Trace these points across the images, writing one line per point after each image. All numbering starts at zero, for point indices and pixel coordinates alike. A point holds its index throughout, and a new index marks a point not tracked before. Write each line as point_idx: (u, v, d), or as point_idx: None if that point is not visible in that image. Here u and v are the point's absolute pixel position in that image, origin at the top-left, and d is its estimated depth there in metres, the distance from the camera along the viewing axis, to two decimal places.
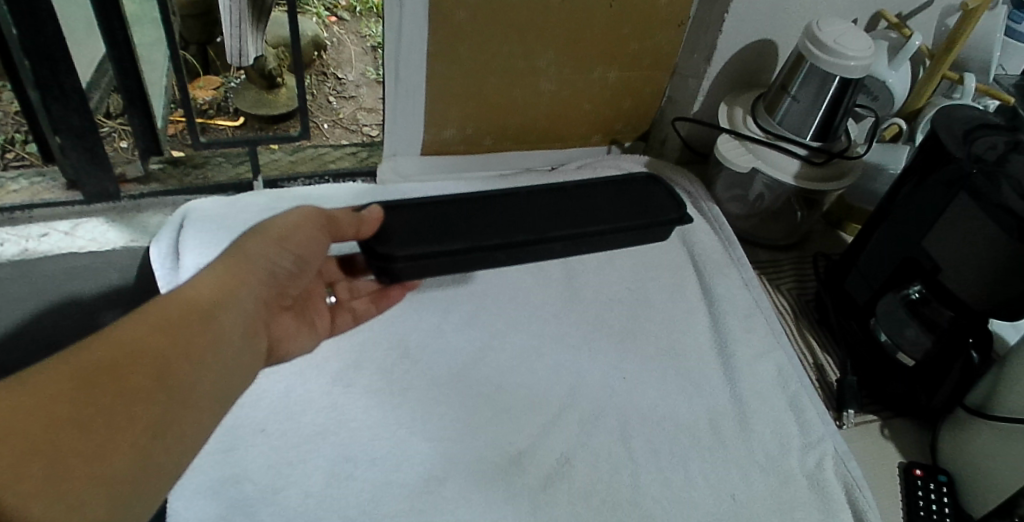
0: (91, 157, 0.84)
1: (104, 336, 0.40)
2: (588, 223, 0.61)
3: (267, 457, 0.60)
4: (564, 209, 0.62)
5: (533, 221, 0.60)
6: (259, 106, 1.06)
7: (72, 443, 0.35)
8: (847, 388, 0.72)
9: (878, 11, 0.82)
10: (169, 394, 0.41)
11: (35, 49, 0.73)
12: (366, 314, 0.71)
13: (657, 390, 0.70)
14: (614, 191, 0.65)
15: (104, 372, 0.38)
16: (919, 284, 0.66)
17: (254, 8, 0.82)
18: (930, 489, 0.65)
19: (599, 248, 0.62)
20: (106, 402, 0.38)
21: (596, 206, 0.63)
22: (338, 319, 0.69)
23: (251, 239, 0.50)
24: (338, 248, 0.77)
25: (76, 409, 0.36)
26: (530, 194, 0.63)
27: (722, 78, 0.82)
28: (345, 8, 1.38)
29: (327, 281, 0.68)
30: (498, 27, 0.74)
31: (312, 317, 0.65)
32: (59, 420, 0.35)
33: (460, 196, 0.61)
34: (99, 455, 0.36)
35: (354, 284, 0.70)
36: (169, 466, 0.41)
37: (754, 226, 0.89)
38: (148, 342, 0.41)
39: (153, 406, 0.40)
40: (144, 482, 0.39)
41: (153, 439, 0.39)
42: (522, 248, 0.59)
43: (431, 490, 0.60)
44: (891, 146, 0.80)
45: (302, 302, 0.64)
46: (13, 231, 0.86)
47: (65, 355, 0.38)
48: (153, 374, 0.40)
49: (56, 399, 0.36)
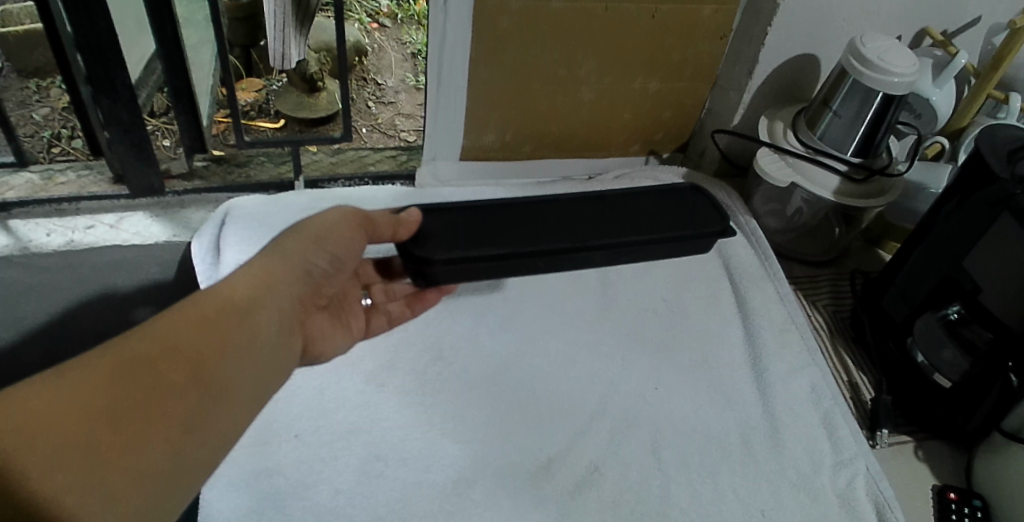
0: (137, 153, 0.86)
1: (143, 329, 0.41)
2: (627, 233, 0.61)
3: (300, 452, 0.62)
4: (604, 217, 0.62)
5: (574, 229, 0.60)
6: (299, 109, 1.07)
7: (105, 438, 0.36)
8: (882, 407, 0.71)
9: (924, 28, 0.81)
10: (203, 390, 0.42)
11: (88, 45, 0.75)
12: (400, 317, 0.70)
13: (689, 402, 0.70)
14: (657, 200, 0.65)
15: (139, 368, 0.39)
16: (958, 305, 0.64)
17: (297, 11, 0.83)
18: (964, 513, 0.64)
19: (639, 258, 0.63)
20: (141, 397, 0.39)
21: (638, 215, 0.63)
22: (373, 322, 0.68)
23: (290, 237, 0.51)
24: (376, 249, 0.78)
25: (110, 404, 0.37)
26: (570, 201, 0.63)
27: (763, 91, 0.82)
28: (386, 15, 1.42)
29: (362, 284, 0.67)
30: (539, 36, 0.75)
31: (347, 318, 0.64)
32: (94, 415, 0.36)
33: (500, 200, 0.62)
34: (131, 450, 0.37)
35: (390, 287, 0.69)
36: (201, 462, 0.42)
37: (792, 241, 0.88)
38: (185, 337, 0.42)
39: (186, 403, 0.40)
40: (177, 475, 0.40)
41: (186, 435, 0.40)
42: (561, 255, 0.59)
43: (460, 492, 0.60)
44: (932, 165, 0.80)
45: (337, 302, 0.63)
46: (60, 222, 0.89)
47: (99, 348, 0.39)
48: (187, 371, 0.41)
49: (89, 394, 0.37)
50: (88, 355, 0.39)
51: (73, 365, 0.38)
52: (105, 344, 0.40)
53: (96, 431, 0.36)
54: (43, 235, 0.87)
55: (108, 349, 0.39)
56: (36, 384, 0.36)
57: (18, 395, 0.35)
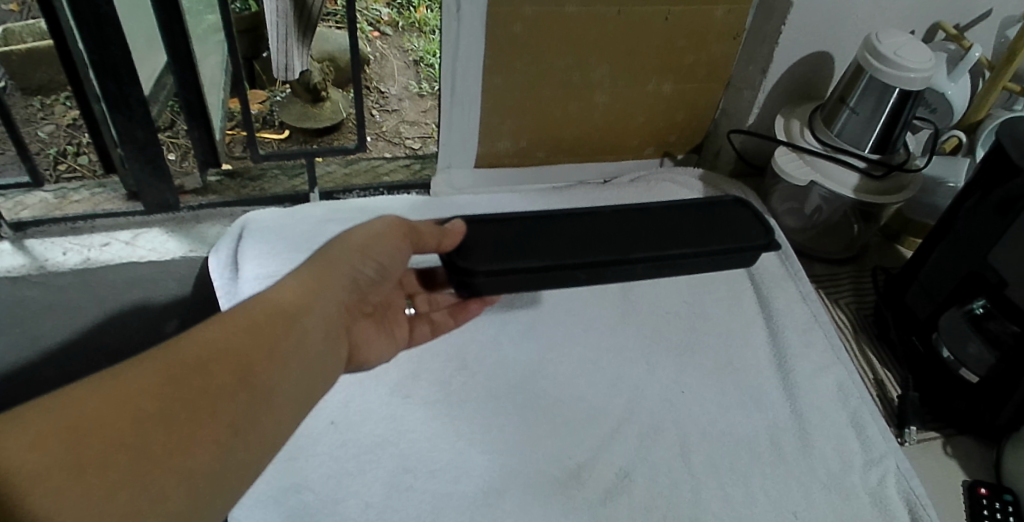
0: (152, 169, 0.86)
1: (193, 334, 0.42)
2: (668, 246, 0.60)
3: (328, 466, 0.62)
4: (645, 231, 0.62)
5: (614, 241, 0.60)
6: (304, 120, 1.07)
7: (158, 438, 0.36)
8: (909, 404, 0.71)
9: (937, 23, 0.81)
10: (251, 394, 0.42)
11: (102, 63, 0.75)
12: (444, 326, 0.69)
13: (716, 405, 0.70)
14: (696, 214, 0.64)
15: (189, 371, 0.40)
16: (983, 298, 0.64)
17: (300, 22, 0.82)
18: (996, 508, 0.64)
19: (680, 272, 0.61)
20: (190, 399, 0.39)
21: (676, 226, 0.62)
22: (417, 329, 0.67)
23: (335, 246, 0.51)
24: (419, 259, 0.79)
25: (161, 406, 0.37)
26: (614, 213, 0.64)
27: (778, 90, 0.82)
28: (387, 23, 1.43)
29: (406, 293, 0.67)
30: (555, 42, 0.75)
31: (391, 327, 0.63)
32: (147, 415, 0.37)
33: (543, 213, 0.62)
34: (181, 450, 0.37)
35: (434, 297, 0.69)
36: (248, 465, 0.42)
37: (811, 239, 0.88)
38: (232, 342, 0.42)
39: (234, 405, 0.41)
40: (226, 479, 0.40)
41: (233, 437, 0.40)
42: (602, 267, 0.58)
43: (491, 502, 0.60)
44: (950, 159, 0.80)
45: (383, 310, 0.63)
46: (75, 241, 0.88)
47: (152, 352, 0.40)
48: (235, 374, 0.41)
49: (142, 395, 0.37)
50: (140, 358, 0.39)
51: (127, 367, 0.38)
52: (158, 348, 0.40)
53: (148, 432, 0.36)
54: (59, 254, 0.87)
55: (160, 353, 0.40)
56: (93, 383, 0.36)
57: (78, 393, 0.35)
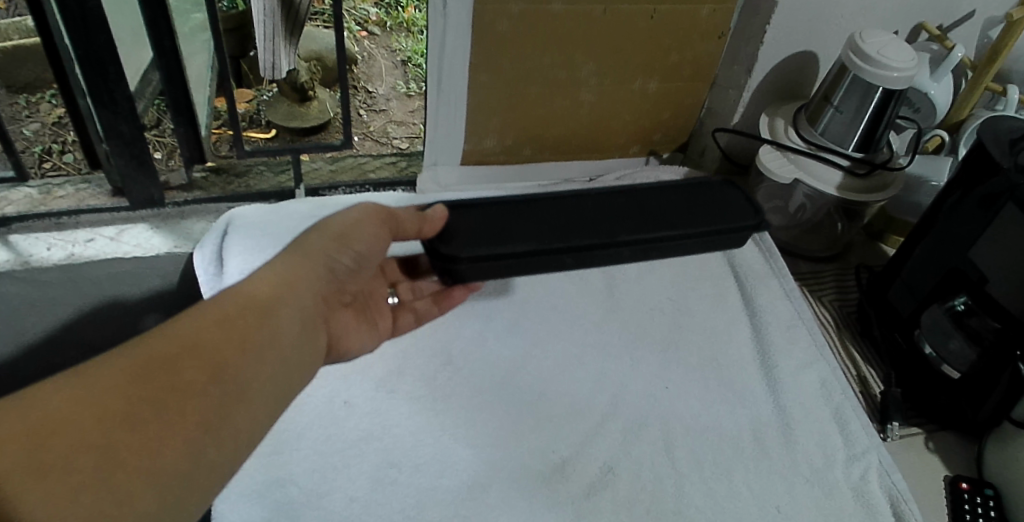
0: (137, 165, 0.86)
1: (164, 334, 0.41)
2: (657, 228, 0.60)
3: (312, 461, 0.61)
4: (631, 213, 0.61)
5: (603, 224, 0.59)
6: (292, 119, 1.07)
7: (123, 439, 0.36)
8: (892, 400, 0.72)
9: (920, 23, 0.82)
10: (223, 393, 0.41)
11: (87, 57, 0.74)
12: (426, 314, 0.72)
13: (701, 398, 0.70)
14: (683, 193, 0.64)
15: (158, 372, 0.39)
16: (965, 295, 0.65)
17: (288, 20, 0.81)
18: (976, 503, 0.64)
19: (668, 253, 0.62)
20: (159, 399, 0.38)
21: (664, 208, 0.62)
22: (401, 318, 0.70)
23: (310, 236, 0.51)
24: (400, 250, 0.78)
25: (130, 407, 0.37)
26: (598, 195, 0.62)
27: (764, 90, 0.83)
28: (375, 23, 1.43)
29: (389, 281, 0.70)
30: (541, 38, 0.75)
31: (373, 316, 0.65)
32: (112, 416, 0.36)
33: (528, 195, 0.61)
34: (151, 450, 0.37)
35: (416, 285, 0.72)
36: (222, 464, 0.41)
37: (794, 237, 0.89)
38: (202, 340, 0.42)
39: (206, 404, 0.40)
40: (199, 479, 0.40)
41: (205, 436, 0.40)
42: (590, 251, 0.59)
43: (475, 496, 0.60)
44: (933, 158, 0.81)
45: (364, 299, 0.64)
46: (59, 236, 0.89)
47: (123, 353, 0.39)
48: (207, 372, 0.41)
49: (108, 396, 0.37)
50: (109, 358, 0.39)
51: (94, 368, 0.38)
52: (128, 348, 0.40)
53: (115, 433, 0.36)
54: (43, 250, 0.89)
55: (128, 353, 0.39)
56: (57, 387, 0.36)
57: (43, 397, 0.35)
